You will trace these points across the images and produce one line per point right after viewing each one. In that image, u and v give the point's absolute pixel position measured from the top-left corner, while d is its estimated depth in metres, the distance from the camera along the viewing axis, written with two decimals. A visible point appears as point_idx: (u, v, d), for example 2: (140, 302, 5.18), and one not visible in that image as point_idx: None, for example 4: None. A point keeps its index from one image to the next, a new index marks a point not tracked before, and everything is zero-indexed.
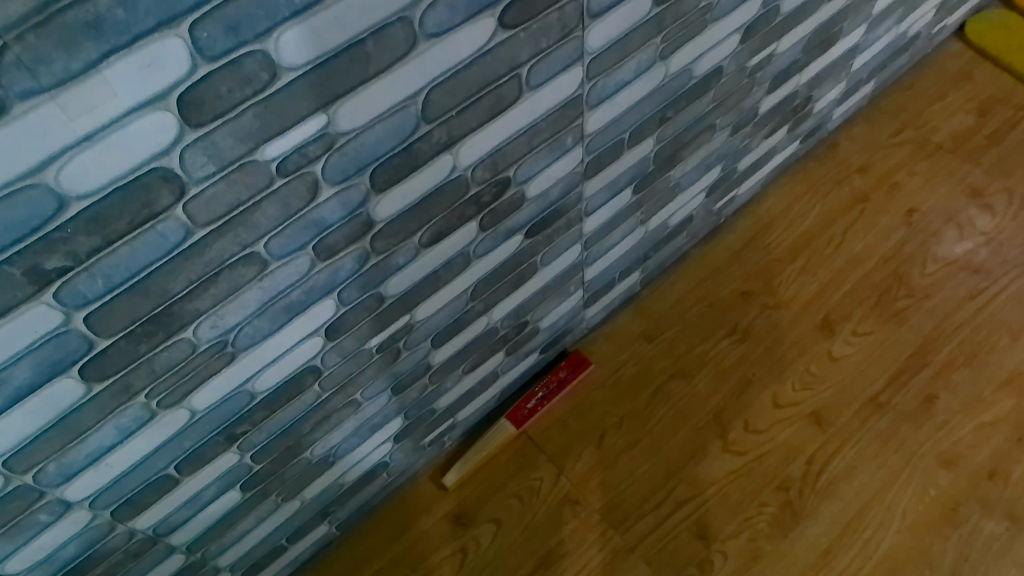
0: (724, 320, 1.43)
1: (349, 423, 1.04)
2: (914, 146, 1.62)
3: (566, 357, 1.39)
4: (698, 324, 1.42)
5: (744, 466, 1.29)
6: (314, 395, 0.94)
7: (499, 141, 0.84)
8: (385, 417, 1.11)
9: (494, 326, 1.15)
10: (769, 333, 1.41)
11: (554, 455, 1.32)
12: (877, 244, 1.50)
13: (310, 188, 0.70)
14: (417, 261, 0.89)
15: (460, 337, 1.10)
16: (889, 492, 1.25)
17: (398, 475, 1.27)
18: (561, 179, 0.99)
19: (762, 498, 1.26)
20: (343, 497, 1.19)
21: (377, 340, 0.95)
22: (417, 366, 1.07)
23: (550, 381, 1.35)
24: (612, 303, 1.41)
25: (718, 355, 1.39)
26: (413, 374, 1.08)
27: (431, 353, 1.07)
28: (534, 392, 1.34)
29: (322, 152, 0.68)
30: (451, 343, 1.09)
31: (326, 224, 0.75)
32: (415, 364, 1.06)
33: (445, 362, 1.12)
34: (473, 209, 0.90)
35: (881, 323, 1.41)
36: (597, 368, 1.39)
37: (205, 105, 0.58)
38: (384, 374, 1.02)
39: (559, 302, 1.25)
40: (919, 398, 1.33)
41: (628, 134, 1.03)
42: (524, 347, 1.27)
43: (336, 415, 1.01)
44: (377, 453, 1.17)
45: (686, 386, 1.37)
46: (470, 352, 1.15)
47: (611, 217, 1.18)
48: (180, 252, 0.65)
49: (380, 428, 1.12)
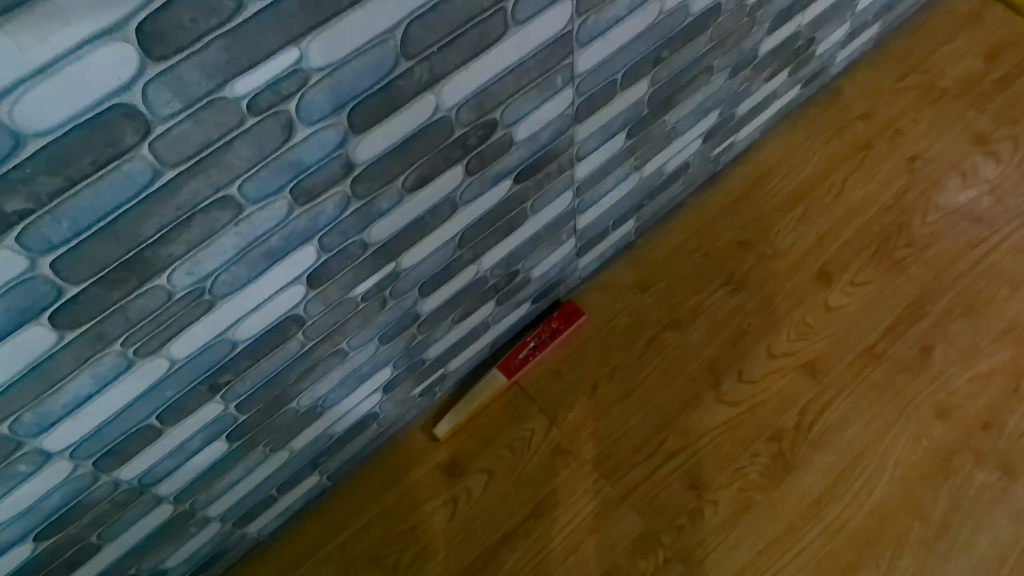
0: (719, 269, 1.40)
1: (337, 372, 1.03)
2: (919, 92, 1.58)
3: (556, 309, 1.36)
4: (694, 274, 1.40)
5: (737, 417, 1.28)
6: (299, 345, 0.92)
7: (484, 81, 0.81)
8: (374, 367, 1.09)
9: (484, 275, 1.13)
10: (765, 283, 1.39)
11: (546, 406, 1.31)
12: (878, 192, 1.47)
13: (284, 128, 0.67)
14: (401, 207, 0.87)
15: (449, 285, 1.08)
16: (883, 443, 1.25)
17: (390, 426, 1.26)
18: (551, 122, 0.96)
19: (754, 448, 1.25)
20: (333, 448, 1.18)
21: (363, 288, 0.93)
22: (405, 316, 1.05)
23: (540, 334, 1.33)
24: (606, 253, 1.39)
25: (712, 305, 1.37)
26: (400, 322, 1.05)
27: (419, 302, 1.05)
28: (526, 342, 1.33)
29: (295, 90, 0.65)
30: (440, 292, 1.07)
31: (304, 166, 0.72)
32: (402, 311, 1.04)
33: (433, 311, 1.10)
34: (459, 152, 0.87)
35: (879, 272, 1.38)
36: (591, 319, 1.37)
37: (167, 37, 0.54)
38: (372, 321, 1.00)
39: (551, 251, 1.23)
40: (915, 348, 1.31)
41: (621, 76, 1.00)
42: (515, 297, 1.25)
43: (322, 366, 0.99)
44: (367, 404, 1.16)
45: (680, 336, 1.35)
46: (459, 302, 1.13)
47: (604, 162, 1.14)
48: (149, 195, 0.63)
49: (369, 378, 1.11)
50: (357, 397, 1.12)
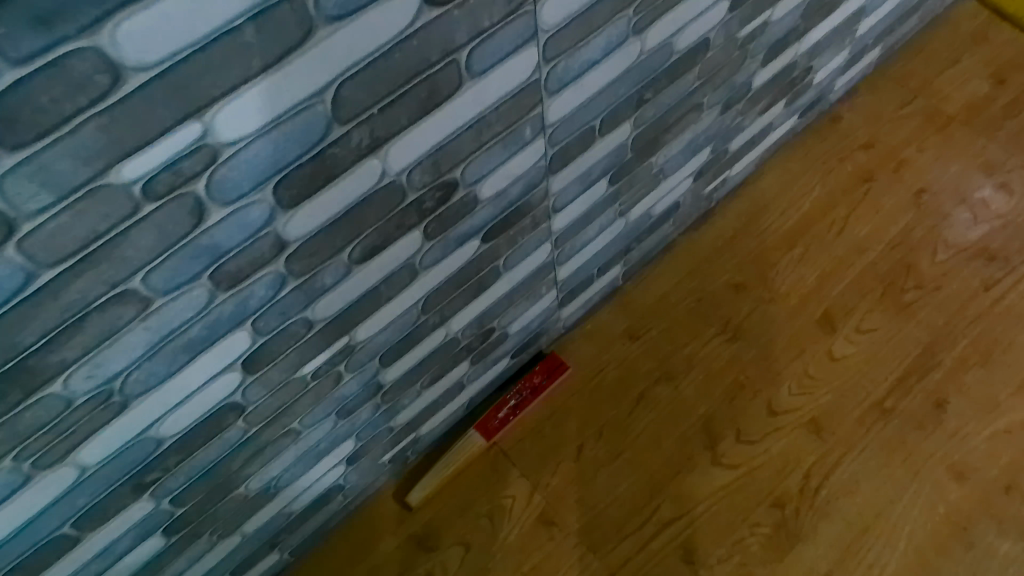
0: (713, 315, 1.30)
1: (289, 453, 0.92)
2: (923, 119, 1.48)
3: (538, 362, 1.26)
4: (687, 321, 1.30)
5: (736, 481, 1.17)
6: (240, 433, 0.81)
7: (438, 139, 0.70)
8: (332, 441, 0.99)
9: (455, 336, 1.02)
10: (764, 330, 1.28)
11: (528, 470, 1.20)
12: (883, 229, 1.37)
13: (193, 210, 0.57)
14: (349, 279, 0.76)
15: (413, 351, 0.97)
16: (896, 510, 1.14)
17: (357, 496, 1.16)
18: (522, 176, 0.86)
19: (755, 517, 1.15)
20: (291, 526, 1.07)
21: (312, 366, 0.83)
22: (365, 387, 0.94)
23: (521, 391, 1.23)
24: (591, 299, 1.28)
25: (705, 355, 1.27)
26: (360, 394, 0.95)
27: (380, 372, 0.95)
28: (505, 400, 1.22)
29: (202, 167, 0.55)
30: (403, 360, 0.97)
31: (224, 249, 0.62)
32: (360, 382, 0.93)
33: (398, 378, 1.00)
34: (415, 216, 0.77)
35: (886, 318, 1.28)
36: (576, 371, 1.27)
37: (23, 122, 0.44)
38: (327, 397, 0.90)
39: (529, 305, 1.12)
40: (928, 402, 1.21)
41: (600, 121, 0.90)
42: (492, 354, 1.15)
43: (272, 450, 0.89)
44: (328, 478, 1.05)
45: (672, 391, 1.24)
46: (427, 366, 1.03)
47: (585, 211, 1.04)
48: (25, 298, 0.52)
49: (330, 453, 1.00)
50: (315, 474, 1.01)
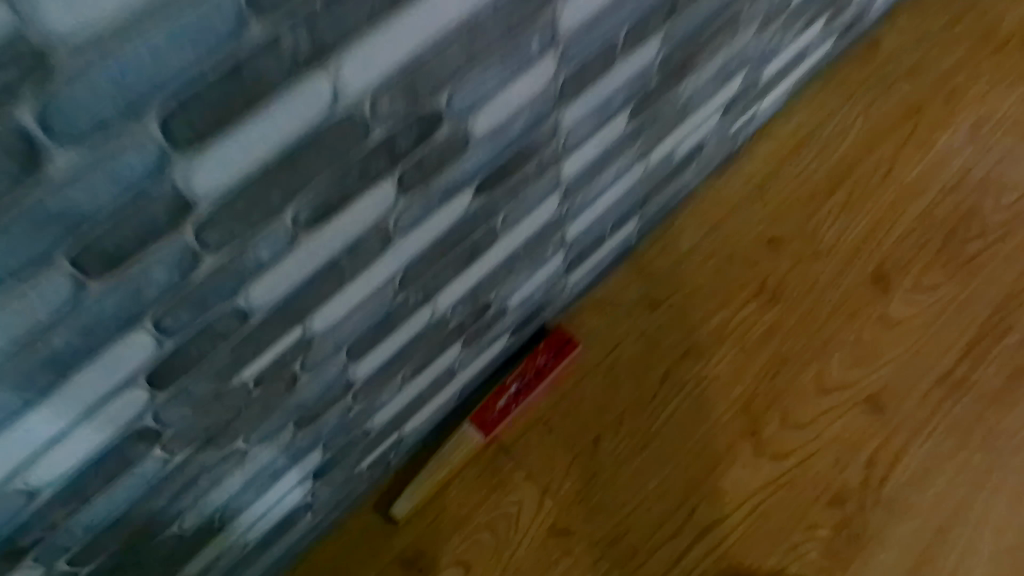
0: (746, 277, 1.10)
1: (233, 477, 0.72)
2: (976, 39, 1.27)
3: (542, 339, 1.05)
4: (715, 284, 1.10)
5: (785, 475, 0.99)
6: (157, 464, 0.61)
7: (412, 48, 0.49)
8: (290, 455, 0.78)
9: (443, 316, 0.82)
10: (806, 292, 1.09)
11: (535, 470, 1.01)
12: (938, 168, 1.17)
13: (16, 154, 0.35)
14: (294, 253, 0.55)
15: (389, 338, 0.76)
16: (975, 503, 0.97)
17: (329, 510, 0.96)
18: (526, 106, 0.64)
19: (811, 518, 0.97)
20: (249, 554, 0.87)
21: (250, 370, 0.61)
22: (330, 388, 0.74)
23: (523, 375, 1.02)
24: (602, 263, 1.07)
25: (739, 325, 1.07)
26: (321, 396, 0.74)
27: (349, 369, 0.74)
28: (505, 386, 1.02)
29: (20, 82, 0.33)
30: (376, 350, 0.76)
31: (87, 216, 0.40)
32: (320, 382, 0.72)
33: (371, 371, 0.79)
34: (383, 163, 0.55)
35: (949, 273, 1.09)
36: (586, 349, 1.07)
37: None
38: (277, 407, 0.69)
39: (532, 273, 0.92)
40: (1005, 372, 1.03)
41: (625, 32, 0.68)
42: (487, 335, 0.94)
43: (208, 477, 0.68)
44: (292, 497, 0.85)
45: (702, 368, 1.05)
46: (408, 354, 0.82)
47: (600, 154, 0.84)
48: None
49: (291, 469, 0.80)
50: (272, 495, 0.81)
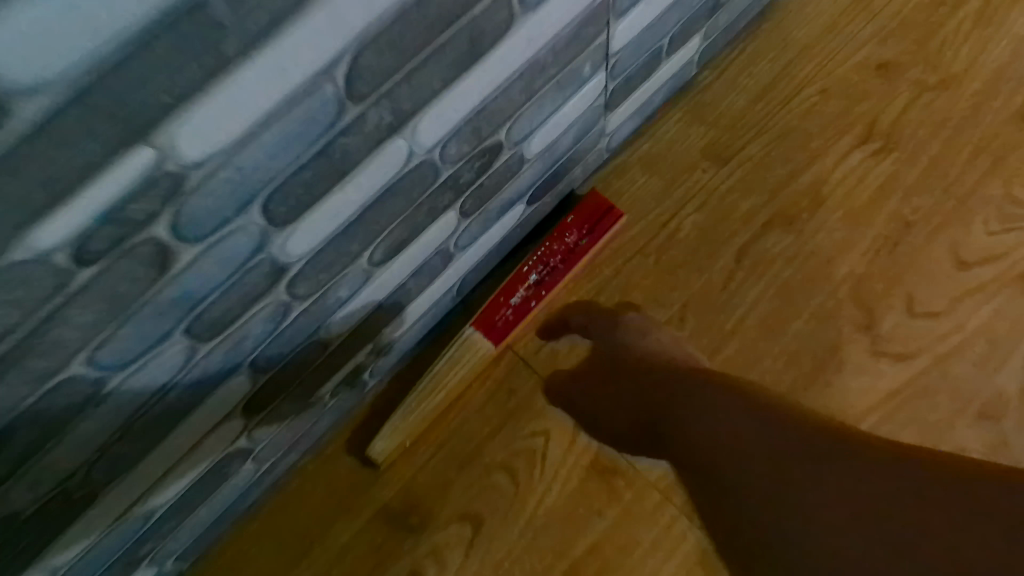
0: (855, 118, 0.79)
1: (77, 393, 0.41)
2: None
3: (579, 209, 0.75)
4: (812, 130, 0.79)
5: (915, 385, 0.72)
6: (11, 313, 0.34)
7: None
8: (165, 369, 0.45)
9: (430, 160, 0.51)
10: (936, 134, 0.78)
11: (564, 389, 0.74)
12: None
13: None
14: None
15: (368, 178, 0.46)
16: None
17: (275, 449, 0.67)
18: None
19: (955, 439, 0.70)
20: (153, 516, 0.58)
21: (183, 155, 0.34)
22: (244, 278, 0.44)
23: (547, 256, 0.73)
24: (651, 99, 0.75)
25: (854, 182, 0.77)
26: (254, 259, 0.44)
27: (274, 243, 0.44)
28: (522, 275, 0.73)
29: None
30: (327, 203, 0.45)
31: None
32: (249, 241, 0.42)
33: (325, 243, 0.48)
34: None
35: None
36: (631, 222, 0.77)
37: None
38: (194, 258, 0.40)
39: (561, 101, 0.60)
40: None
41: None
42: (494, 201, 0.64)
43: (75, 381, 0.40)
44: (179, 435, 0.52)
45: (794, 243, 0.76)
46: (375, 223, 0.51)
47: None
48: None
49: (205, 406, 0.52)
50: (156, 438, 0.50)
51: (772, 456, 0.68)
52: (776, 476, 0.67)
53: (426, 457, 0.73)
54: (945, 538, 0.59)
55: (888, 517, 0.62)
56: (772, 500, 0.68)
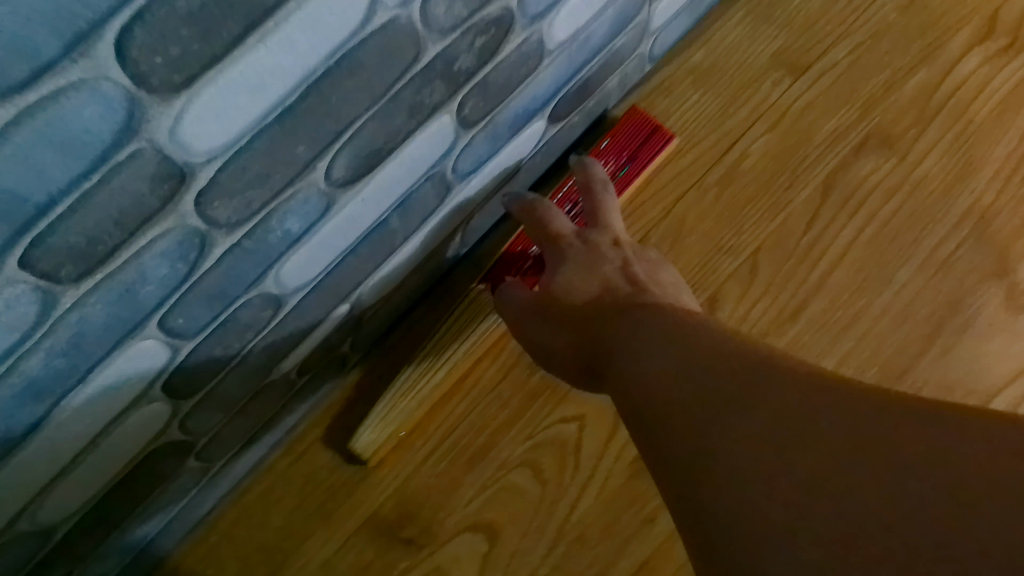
0: (972, 9, 0.63)
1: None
2: None
3: (618, 133, 0.59)
4: (914, 29, 0.63)
5: None
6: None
7: None
8: (8, 325, 0.30)
9: (421, 26, 0.35)
10: None
11: None
12: None
13: None
14: None
15: (308, 36, 0.30)
16: None
17: (225, 445, 0.51)
18: None
19: None
20: (54, 535, 0.43)
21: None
22: (111, 172, 0.28)
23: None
24: None
25: (974, 91, 0.61)
26: (122, 152, 0.28)
27: (153, 119, 0.28)
28: None
29: None
30: (242, 66, 0.29)
31: None
32: (107, 118, 0.27)
33: (253, 137, 0.32)
34: None
35: None
36: (683, 149, 0.62)
37: None
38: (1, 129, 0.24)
39: None
40: None
41: None
42: (510, 106, 0.48)
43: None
44: (59, 430, 0.36)
45: (895, 170, 0.60)
46: (330, 116, 0.35)
47: None
48: None
49: (106, 380, 0.37)
50: (23, 432, 0.34)
51: (697, 385, 0.34)
52: (685, 386, 0.34)
53: (424, 450, 0.58)
54: (827, 442, 0.28)
55: (713, 407, 0.32)
56: (675, 441, 0.33)
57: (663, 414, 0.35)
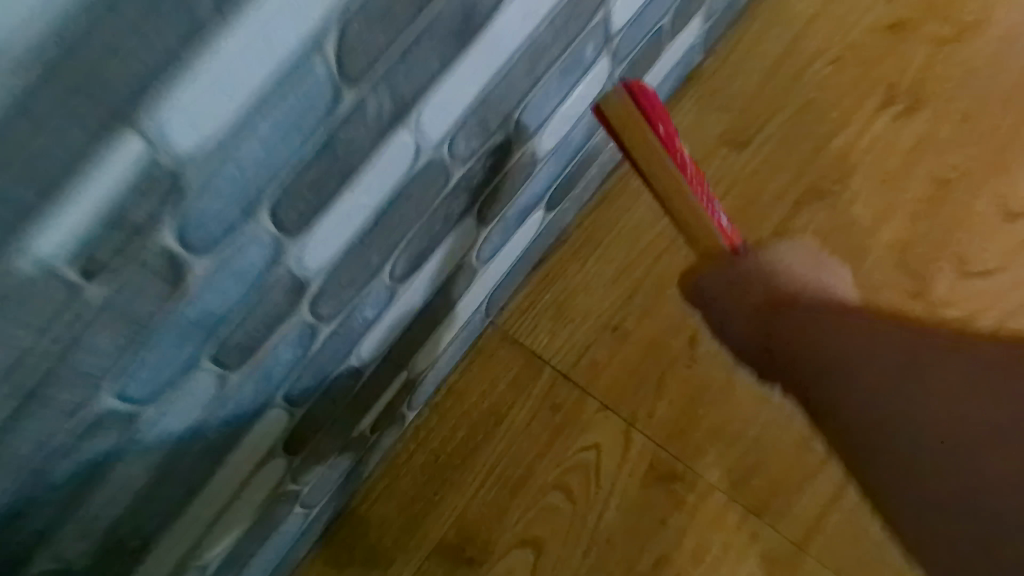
0: (878, 78, 0.77)
1: (106, 437, 0.38)
2: None
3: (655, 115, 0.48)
4: (831, 100, 0.77)
5: None
6: (12, 336, 0.30)
7: None
8: (197, 403, 0.43)
9: (442, 156, 0.48)
10: (958, 90, 0.76)
11: (609, 398, 0.72)
12: None
13: None
14: None
15: (376, 177, 0.44)
16: None
17: (321, 492, 0.63)
18: None
19: None
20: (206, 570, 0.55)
21: (177, 148, 0.31)
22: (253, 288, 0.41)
23: (698, 182, 0.50)
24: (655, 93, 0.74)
25: (886, 146, 0.75)
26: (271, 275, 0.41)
27: (283, 243, 0.40)
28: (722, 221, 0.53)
29: None
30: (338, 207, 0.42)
31: None
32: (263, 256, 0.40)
33: (341, 254, 0.46)
34: None
35: None
36: (654, 217, 0.76)
37: None
38: (206, 273, 0.37)
39: (569, 88, 0.58)
40: None
41: None
42: (514, 204, 0.62)
43: (104, 420, 0.38)
44: (217, 484, 0.49)
45: (826, 217, 0.74)
46: (389, 231, 0.48)
47: None
48: None
49: (247, 440, 0.49)
50: (189, 487, 0.47)
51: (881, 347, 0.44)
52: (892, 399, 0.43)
53: (464, 477, 0.71)
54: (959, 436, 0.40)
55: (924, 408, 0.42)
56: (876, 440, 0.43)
57: (872, 415, 0.43)
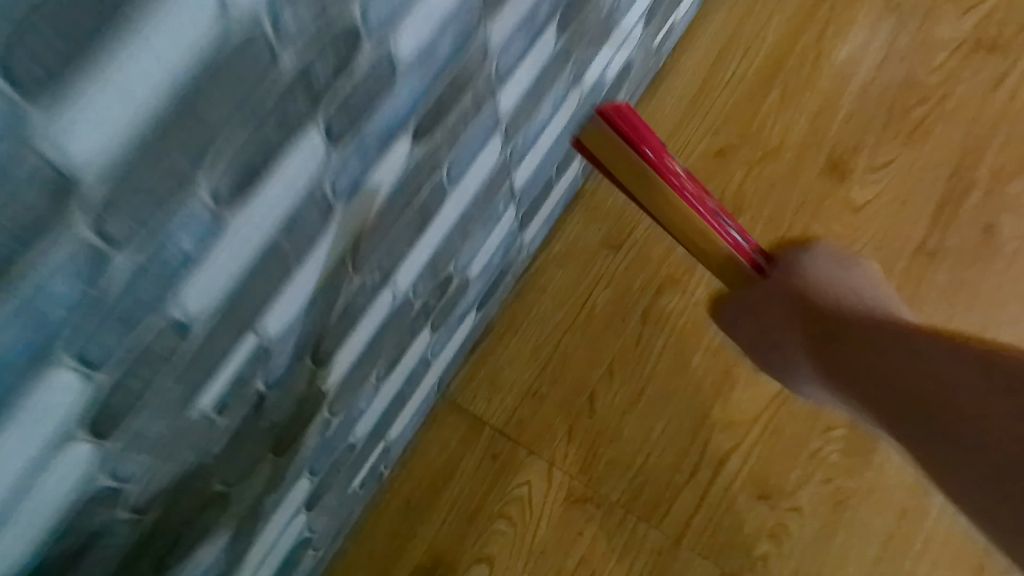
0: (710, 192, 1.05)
1: (212, 511, 0.60)
2: None
3: (641, 139, 0.68)
4: None
5: None
6: (180, 458, 0.51)
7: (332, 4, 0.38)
8: (262, 481, 0.65)
9: (406, 297, 0.71)
10: (767, 198, 1.05)
11: (533, 445, 0.96)
12: (872, 40, 1.10)
13: None
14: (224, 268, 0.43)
15: (369, 320, 0.67)
16: None
17: (325, 537, 0.86)
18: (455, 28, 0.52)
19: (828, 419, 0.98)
20: None
21: (272, 335, 0.52)
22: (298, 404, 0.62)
23: (702, 209, 0.73)
24: (550, 215, 0.99)
25: None
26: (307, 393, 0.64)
27: (315, 375, 0.63)
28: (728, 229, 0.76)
29: None
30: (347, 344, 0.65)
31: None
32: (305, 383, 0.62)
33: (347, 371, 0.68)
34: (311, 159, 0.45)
35: (900, 146, 1.06)
36: (556, 304, 1.01)
37: None
38: (276, 400, 0.59)
39: (487, 233, 0.82)
40: (979, 228, 1.03)
41: None
42: (454, 314, 0.86)
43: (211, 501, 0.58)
44: (268, 534, 0.71)
45: (680, 298, 1.01)
46: (375, 350, 0.72)
47: (534, 79, 0.71)
48: None
49: (284, 502, 0.71)
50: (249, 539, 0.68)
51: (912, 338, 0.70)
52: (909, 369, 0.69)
53: (429, 513, 0.94)
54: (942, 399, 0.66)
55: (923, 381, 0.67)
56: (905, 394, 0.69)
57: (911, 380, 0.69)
